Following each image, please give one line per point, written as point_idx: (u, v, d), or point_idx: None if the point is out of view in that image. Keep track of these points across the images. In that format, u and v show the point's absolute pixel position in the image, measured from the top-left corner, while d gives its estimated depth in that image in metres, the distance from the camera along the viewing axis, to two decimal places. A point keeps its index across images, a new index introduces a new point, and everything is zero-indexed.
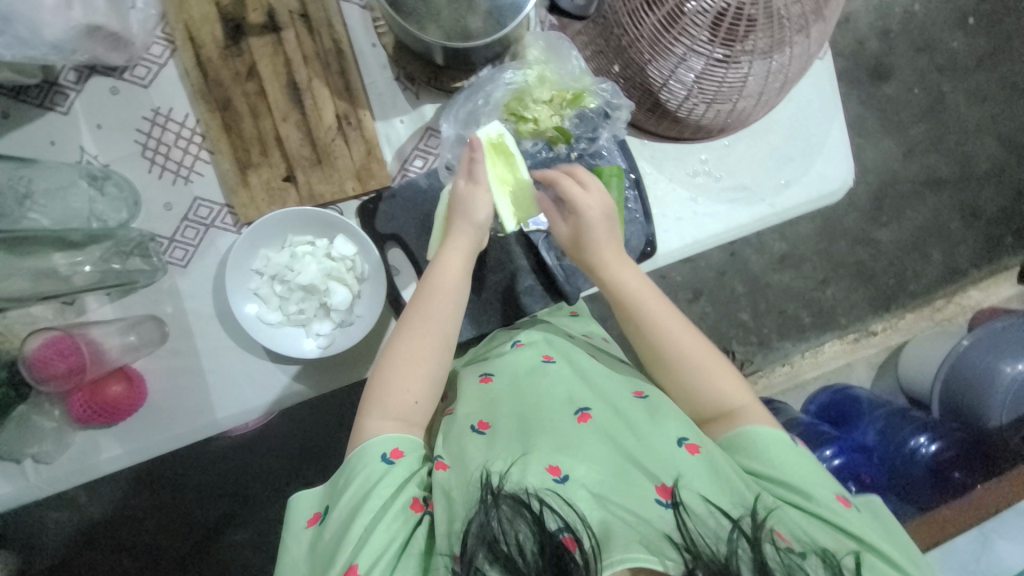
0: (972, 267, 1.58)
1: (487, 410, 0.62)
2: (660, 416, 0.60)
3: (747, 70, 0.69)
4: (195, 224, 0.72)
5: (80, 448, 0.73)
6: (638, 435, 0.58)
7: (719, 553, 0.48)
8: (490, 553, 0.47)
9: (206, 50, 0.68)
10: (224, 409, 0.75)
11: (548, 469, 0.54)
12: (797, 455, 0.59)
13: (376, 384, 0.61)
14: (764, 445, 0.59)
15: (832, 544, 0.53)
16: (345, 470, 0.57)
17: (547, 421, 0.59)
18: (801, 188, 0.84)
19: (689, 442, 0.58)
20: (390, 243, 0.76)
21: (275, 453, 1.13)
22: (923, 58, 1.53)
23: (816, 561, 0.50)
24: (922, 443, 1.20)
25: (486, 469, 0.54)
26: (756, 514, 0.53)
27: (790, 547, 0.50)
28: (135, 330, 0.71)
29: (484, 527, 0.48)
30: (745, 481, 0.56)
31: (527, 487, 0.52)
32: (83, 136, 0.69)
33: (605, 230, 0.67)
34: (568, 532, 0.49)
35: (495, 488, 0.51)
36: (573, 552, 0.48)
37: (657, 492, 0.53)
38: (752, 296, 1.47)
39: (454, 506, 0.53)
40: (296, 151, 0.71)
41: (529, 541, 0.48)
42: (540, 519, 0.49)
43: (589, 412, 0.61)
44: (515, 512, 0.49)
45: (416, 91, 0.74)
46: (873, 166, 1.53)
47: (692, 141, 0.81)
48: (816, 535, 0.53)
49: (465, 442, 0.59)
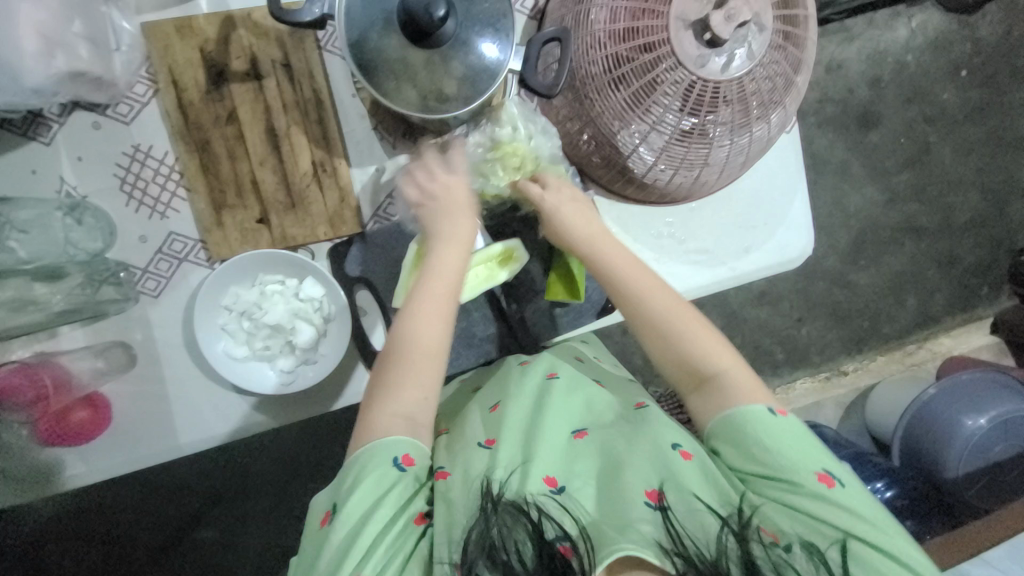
0: (945, 314, 1.62)
1: (490, 426, 0.64)
2: (656, 425, 0.63)
3: (710, 144, 0.72)
4: (168, 257, 0.74)
5: (44, 464, 0.75)
6: (631, 445, 0.61)
7: (707, 553, 0.51)
8: (489, 562, 0.49)
9: (188, 93, 0.70)
10: (187, 435, 0.77)
11: (543, 481, 0.58)
12: (778, 436, 0.59)
13: (379, 387, 0.61)
14: (744, 429, 0.60)
15: (817, 532, 0.54)
16: (351, 472, 0.57)
17: (547, 429, 0.62)
18: (762, 254, 0.87)
19: (682, 448, 0.60)
20: (358, 286, 0.78)
21: (249, 458, 1.15)
22: (912, 108, 1.57)
23: (801, 554, 0.52)
24: (880, 488, 1.21)
25: (485, 478, 0.57)
26: (744, 512, 0.55)
27: (774, 543, 0.53)
28: (104, 355, 0.74)
29: (484, 534, 0.50)
30: (732, 480, 0.58)
31: (524, 496, 0.55)
32: (64, 167, 0.72)
33: (573, 212, 0.72)
34: (565, 541, 0.51)
35: (495, 496, 0.54)
36: (570, 559, 0.50)
37: (647, 496, 0.56)
38: (728, 329, 1.51)
39: (454, 515, 0.55)
40: (270, 195, 0.73)
41: (528, 547, 0.50)
42: (538, 525, 0.52)
43: (586, 430, 0.65)
44: (514, 518, 0.52)
45: (393, 142, 0.77)
46: (856, 211, 1.57)
47: (659, 205, 0.83)
48: (800, 521, 0.55)
49: (470, 455, 0.61)
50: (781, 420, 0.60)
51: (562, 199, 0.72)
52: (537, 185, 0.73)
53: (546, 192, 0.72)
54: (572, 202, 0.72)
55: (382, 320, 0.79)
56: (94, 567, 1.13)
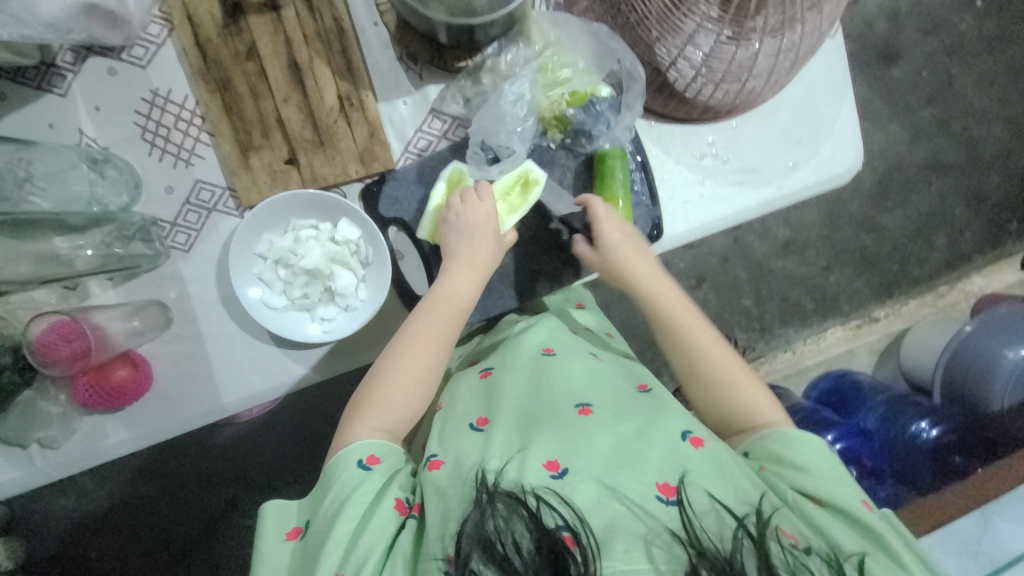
0: (975, 253, 1.56)
1: (487, 407, 0.62)
2: (660, 411, 0.60)
3: (756, 49, 0.68)
4: (197, 208, 0.71)
5: (86, 432, 0.73)
6: (644, 433, 0.56)
7: (722, 548, 0.48)
8: (485, 553, 0.47)
9: (205, 29, 0.67)
10: (229, 395, 0.74)
11: (545, 465, 0.53)
12: (817, 455, 0.59)
13: (362, 392, 0.63)
14: (796, 439, 0.60)
15: (842, 539, 0.53)
16: (329, 475, 0.57)
17: (542, 417, 0.59)
18: (809, 170, 0.82)
19: (692, 436, 0.57)
20: (393, 227, 0.75)
21: (281, 441, 1.14)
22: (932, 40, 1.50)
23: (820, 561, 0.51)
24: (924, 428, 1.18)
25: (481, 467, 0.54)
26: (763, 511, 0.52)
27: (794, 544, 0.51)
28: (139, 314, 0.71)
29: (479, 527, 0.48)
30: (751, 480, 0.56)
31: (525, 484, 0.52)
32: (82, 118, 0.69)
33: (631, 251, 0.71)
34: (566, 531, 0.48)
35: (490, 488, 0.51)
36: (572, 550, 0.47)
37: (658, 489, 0.52)
38: (754, 283, 1.46)
39: (448, 504, 0.53)
40: (297, 133, 0.70)
41: (526, 539, 0.48)
42: (535, 516, 0.49)
43: (590, 407, 0.60)
44: (511, 510, 0.49)
45: (419, 71, 0.73)
46: (879, 151, 1.51)
47: (699, 123, 0.79)
48: (827, 529, 0.54)
49: (462, 439, 0.59)
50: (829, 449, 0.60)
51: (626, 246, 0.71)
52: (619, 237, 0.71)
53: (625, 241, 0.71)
54: (629, 243, 0.71)
55: (420, 262, 0.76)
56: (133, 562, 1.13)
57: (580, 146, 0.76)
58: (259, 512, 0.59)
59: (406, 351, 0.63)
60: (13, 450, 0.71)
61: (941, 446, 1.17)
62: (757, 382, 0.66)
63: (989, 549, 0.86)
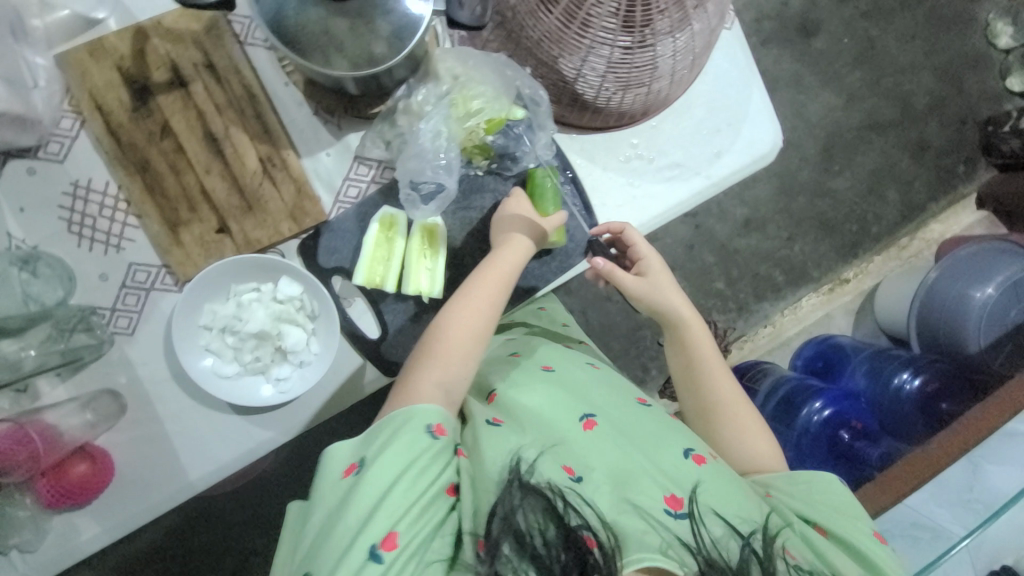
0: (929, 201, 1.60)
1: (506, 408, 0.62)
2: (670, 427, 0.62)
3: (655, 53, 0.70)
4: (135, 290, 0.71)
5: (57, 533, 0.71)
6: (652, 448, 0.59)
7: (732, 563, 0.50)
8: (517, 544, 0.48)
9: (116, 116, 0.68)
10: (196, 470, 0.73)
11: (563, 468, 0.55)
12: (830, 489, 0.62)
13: (417, 365, 0.62)
14: (810, 480, 0.62)
15: (841, 567, 0.56)
16: (385, 429, 0.56)
17: (561, 423, 0.60)
18: (733, 156, 0.85)
19: (695, 453, 0.60)
20: (336, 277, 0.76)
21: (274, 500, 1.12)
22: (846, 9, 1.57)
23: None
24: (905, 379, 1.19)
25: (515, 458, 0.55)
26: (768, 527, 0.55)
27: (797, 564, 0.54)
28: (92, 406, 0.71)
29: (511, 518, 0.49)
30: (755, 499, 0.58)
31: (553, 483, 0.53)
32: (8, 221, 0.69)
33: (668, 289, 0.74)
34: (588, 531, 0.49)
35: (522, 477, 0.52)
36: (595, 551, 0.48)
37: (668, 503, 0.54)
38: (722, 265, 1.49)
39: (481, 498, 0.53)
40: (223, 202, 0.70)
41: (555, 536, 0.49)
42: (564, 516, 0.49)
43: (594, 419, 0.61)
44: (541, 508, 0.50)
45: (337, 122, 0.74)
46: (817, 119, 1.56)
47: (619, 128, 0.82)
48: (827, 558, 0.57)
49: (488, 435, 0.58)
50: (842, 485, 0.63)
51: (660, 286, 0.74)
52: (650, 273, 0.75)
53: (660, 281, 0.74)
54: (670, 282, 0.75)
55: (369, 307, 0.77)
56: None
57: (507, 169, 0.78)
58: (282, 512, 0.59)
59: (435, 365, 0.62)
60: None
61: (924, 397, 1.18)
62: (758, 422, 0.69)
63: (982, 495, 0.89)
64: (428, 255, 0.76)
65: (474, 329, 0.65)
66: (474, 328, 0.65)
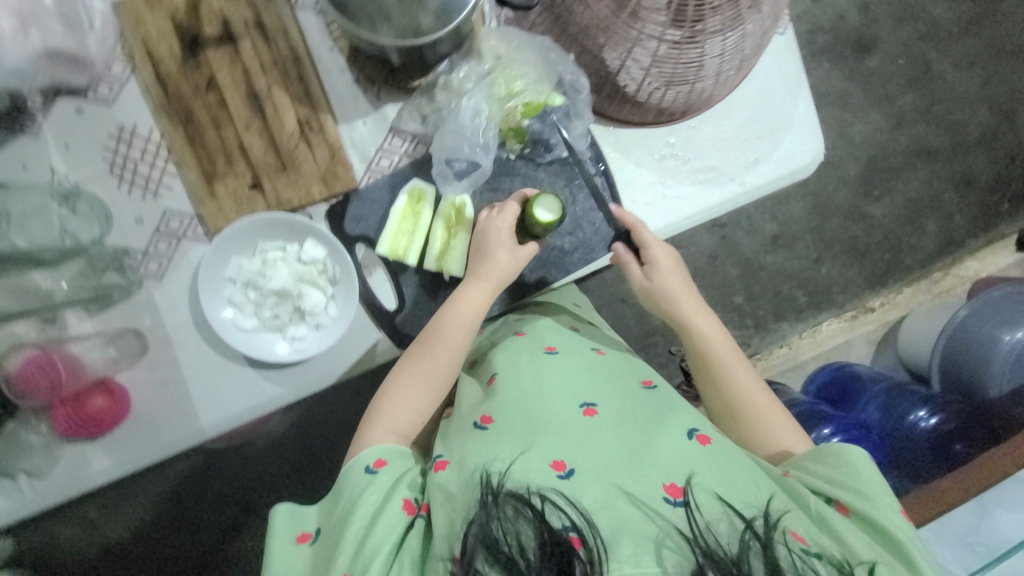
0: (968, 237, 1.54)
1: (491, 405, 0.63)
2: (669, 413, 0.62)
3: (702, 51, 0.69)
4: (167, 236, 0.73)
5: (70, 462, 0.73)
6: (649, 437, 0.58)
7: (729, 549, 0.50)
8: (490, 556, 0.48)
9: (165, 65, 0.70)
10: (209, 417, 0.75)
11: (551, 465, 0.55)
12: (850, 469, 0.60)
13: (382, 398, 0.66)
14: (835, 457, 0.61)
15: (859, 545, 0.55)
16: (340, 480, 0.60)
17: (552, 414, 0.61)
18: (771, 165, 0.83)
19: (698, 434, 0.60)
20: (360, 245, 0.76)
21: (275, 459, 1.15)
22: (905, 29, 1.51)
23: (829, 564, 0.52)
24: (922, 416, 1.16)
25: (487, 468, 0.55)
26: (771, 515, 0.54)
27: (804, 548, 0.52)
28: (115, 343, 0.74)
29: (484, 529, 0.49)
30: (760, 483, 0.57)
31: (531, 484, 0.53)
32: (54, 156, 0.71)
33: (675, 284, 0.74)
34: (573, 531, 0.50)
35: (495, 488, 0.52)
36: (578, 550, 0.48)
37: (666, 491, 0.54)
38: (745, 279, 1.45)
39: (455, 509, 0.54)
40: (259, 159, 0.72)
41: (531, 541, 0.49)
42: (540, 514, 0.50)
43: (595, 407, 0.62)
44: (517, 513, 0.50)
45: (377, 92, 0.75)
46: (861, 140, 1.50)
47: (657, 125, 0.81)
48: (843, 536, 0.55)
49: (469, 440, 0.59)
50: (865, 463, 0.61)
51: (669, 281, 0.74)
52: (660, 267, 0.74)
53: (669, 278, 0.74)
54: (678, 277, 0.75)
55: (388, 278, 0.77)
56: None
57: (539, 155, 0.78)
58: (270, 515, 0.61)
59: (399, 397, 0.66)
60: None
61: (940, 435, 1.14)
62: (775, 405, 0.70)
63: (985, 539, 0.86)
64: (455, 231, 0.76)
65: (441, 354, 0.68)
66: (442, 355, 0.68)
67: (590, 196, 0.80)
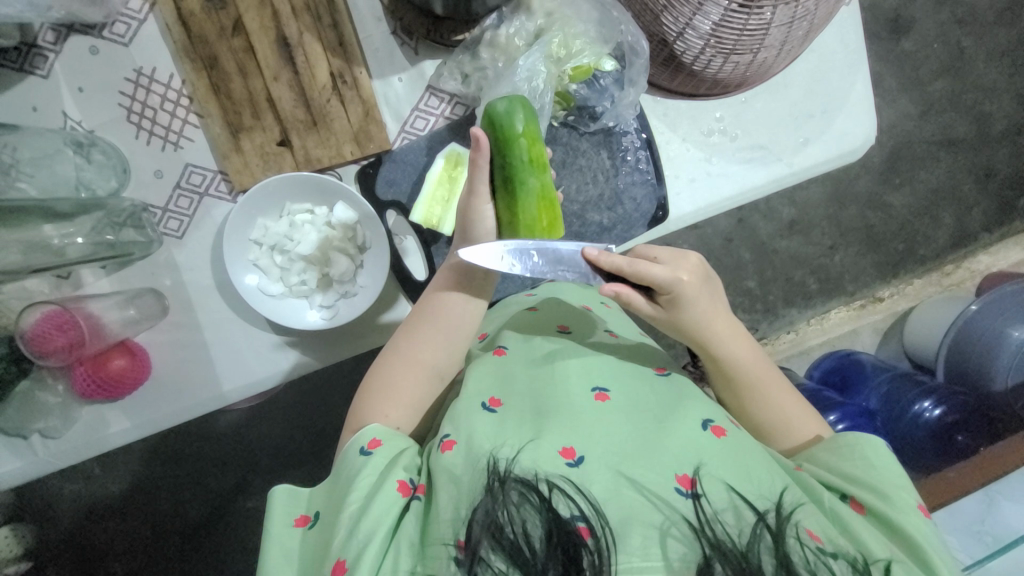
0: (983, 231, 1.51)
1: (497, 388, 0.61)
2: (682, 403, 0.60)
3: (769, 19, 0.63)
4: (188, 192, 0.69)
5: (87, 423, 0.71)
6: (662, 426, 0.56)
7: (739, 543, 0.47)
8: (495, 541, 0.46)
9: (186, 3, 0.64)
10: (230, 382, 0.73)
11: (560, 452, 0.52)
12: (865, 459, 0.57)
13: (368, 396, 0.63)
14: (849, 445, 0.58)
15: (872, 543, 0.51)
16: (336, 465, 0.57)
17: (562, 401, 0.58)
18: (821, 146, 0.79)
19: (713, 425, 0.57)
20: (391, 211, 0.73)
21: (286, 424, 1.14)
22: (944, 11, 1.42)
23: (845, 563, 0.48)
24: (926, 407, 1.13)
25: (493, 455, 0.52)
26: (782, 508, 0.51)
27: (820, 546, 0.49)
28: (135, 303, 0.69)
29: (489, 513, 0.47)
30: (773, 474, 0.55)
31: (540, 471, 0.51)
32: (66, 100, 0.66)
33: (696, 295, 0.61)
34: (582, 522, 0.47)
35: (502, 474, 0.50)
36: (587, 541, 0.46)
37: (677, 481, 0.51)
38: (758, 263, 1.42)
39: (460, 491, 0.51)
40: (289, 113, 0.67)
41: (537, 528, 0.47)
42: (548, 503, 0.48)
43: (606, 393, 0.59)
44: (522, 498, 0.48)
45: (415, 46, 0.71)
46: (887, 126, 1.45)
47: (707, 98, 0.76)
48: (856, 532, 0.52)
49: (476, 420, 0.56)
50: (884, 453, 0.57)
51: (695, 287, 0.61)
52: (679, 279, 0.60)
53: (689, 291, 0.61)
54: (701, 285, 0.62)
55: (419, 245, 0.74)
56: (146, 544, 1.13)
57: (584, 123, 0.75)
58: (267, 497, 0.58)
59: (385, 398, 0.62)
60: (11, 441, 0.69)
61: (943, 426, 1.11)
62: (792, 392, 0.66)
63: (991, 528, 0.84)
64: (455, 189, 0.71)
65: (422, 355, 0.64)
66: (424, 355, 0.64)
67: (633, 170, 0.76)
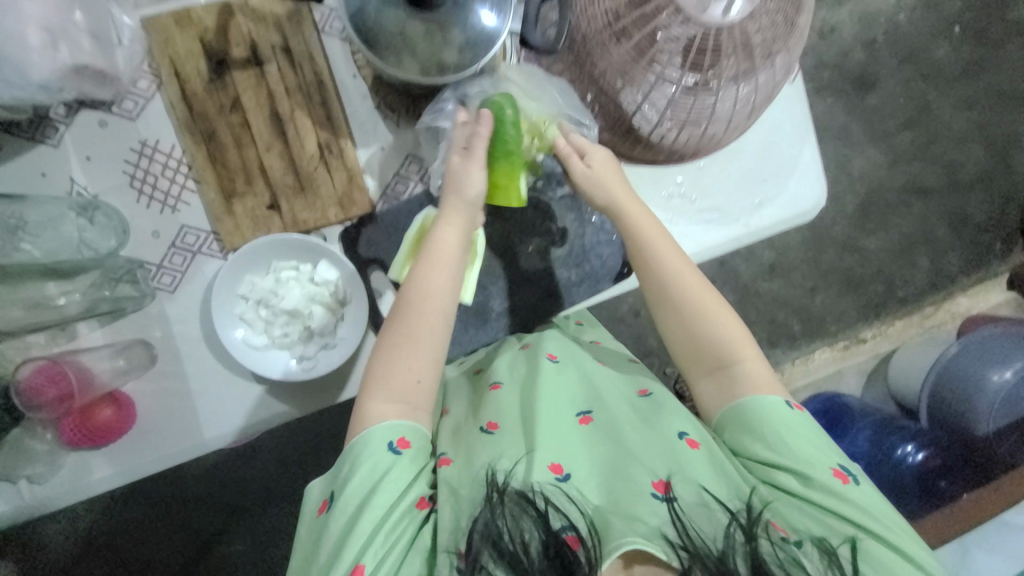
0: (960, 274, 1.56)
1: (490, 412, 0.63)
2: (660, 416, 0.63)
3: (715, 96, 0.72)
4: (182, 251, 0.75)
5: (72, 469, 0.73)
6: (643, 436, 0.60)
7: (715, 547, 0.50)
8: (495, 551, 0.48)
9: (191, 84, 0.72)
10: (212, 430, 0.76)
11: (550, 468, 0.56)
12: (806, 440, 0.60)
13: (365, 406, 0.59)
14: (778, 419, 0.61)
15: (818, 529, 0.55)
16: (345, 460, 0.57)
17: (551, 418, 0.61)
18: (775, 207, 0.85)
19: (689, 437, 0.61)
20: (372, 267, 0.78)
21: (268, 465, 1.15)
22: (908, 69, 1.51)
23: (809, 554, 0.53)
24: (909, 452, 1.15)
25: (492, 467, 0.56)
26: (754, 511, 0.55)
27: (784, 538, 0.54)
28: (125, 354, 0.73)
29: (489, 524, 0.50)
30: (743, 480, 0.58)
31: (535, 484, 0.54)
32: (73, 167, 0.72)
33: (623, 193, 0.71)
34: (571, 531, 0.50)
35: (501, 485, 0.53)
36: (576, 549, 0.49)
37: (655, 487, 0.55)
38: (741, 306, 1.46)
39: (462, 505, 0.54)
40: (279, 179, 0.74)
41: (534, 540, 0.49)
42: (543, 515, 0.50)
43: (590, 414, 0.63)
44: (520, 510, 0.51)
45: (397, 119, 0.77)
46: (860, 175, 1.52)
47: (667, 164, 0.82)
48: (804, 523, 0.56)
49: (475, 441, 0.60)
50: (803, 416, 0.61)
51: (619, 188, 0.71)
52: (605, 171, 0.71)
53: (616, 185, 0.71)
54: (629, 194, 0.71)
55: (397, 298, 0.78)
56: None
57: (552, 188, 0.81)
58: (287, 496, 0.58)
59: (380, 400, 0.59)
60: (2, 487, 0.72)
61: (926, 471, 1.14)
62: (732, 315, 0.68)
63: None
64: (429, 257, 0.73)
65: (409, 344, 0.61)
66: (411, 342, 0.62)
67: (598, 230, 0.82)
